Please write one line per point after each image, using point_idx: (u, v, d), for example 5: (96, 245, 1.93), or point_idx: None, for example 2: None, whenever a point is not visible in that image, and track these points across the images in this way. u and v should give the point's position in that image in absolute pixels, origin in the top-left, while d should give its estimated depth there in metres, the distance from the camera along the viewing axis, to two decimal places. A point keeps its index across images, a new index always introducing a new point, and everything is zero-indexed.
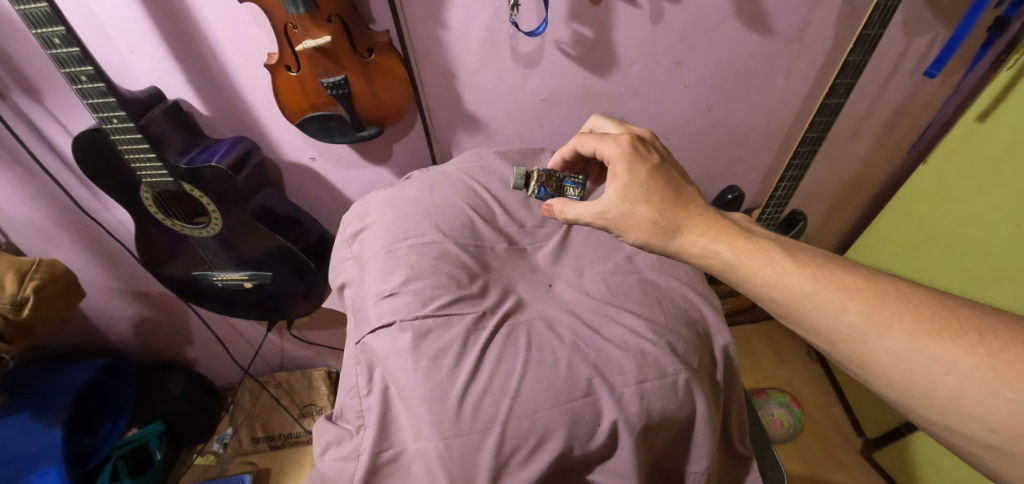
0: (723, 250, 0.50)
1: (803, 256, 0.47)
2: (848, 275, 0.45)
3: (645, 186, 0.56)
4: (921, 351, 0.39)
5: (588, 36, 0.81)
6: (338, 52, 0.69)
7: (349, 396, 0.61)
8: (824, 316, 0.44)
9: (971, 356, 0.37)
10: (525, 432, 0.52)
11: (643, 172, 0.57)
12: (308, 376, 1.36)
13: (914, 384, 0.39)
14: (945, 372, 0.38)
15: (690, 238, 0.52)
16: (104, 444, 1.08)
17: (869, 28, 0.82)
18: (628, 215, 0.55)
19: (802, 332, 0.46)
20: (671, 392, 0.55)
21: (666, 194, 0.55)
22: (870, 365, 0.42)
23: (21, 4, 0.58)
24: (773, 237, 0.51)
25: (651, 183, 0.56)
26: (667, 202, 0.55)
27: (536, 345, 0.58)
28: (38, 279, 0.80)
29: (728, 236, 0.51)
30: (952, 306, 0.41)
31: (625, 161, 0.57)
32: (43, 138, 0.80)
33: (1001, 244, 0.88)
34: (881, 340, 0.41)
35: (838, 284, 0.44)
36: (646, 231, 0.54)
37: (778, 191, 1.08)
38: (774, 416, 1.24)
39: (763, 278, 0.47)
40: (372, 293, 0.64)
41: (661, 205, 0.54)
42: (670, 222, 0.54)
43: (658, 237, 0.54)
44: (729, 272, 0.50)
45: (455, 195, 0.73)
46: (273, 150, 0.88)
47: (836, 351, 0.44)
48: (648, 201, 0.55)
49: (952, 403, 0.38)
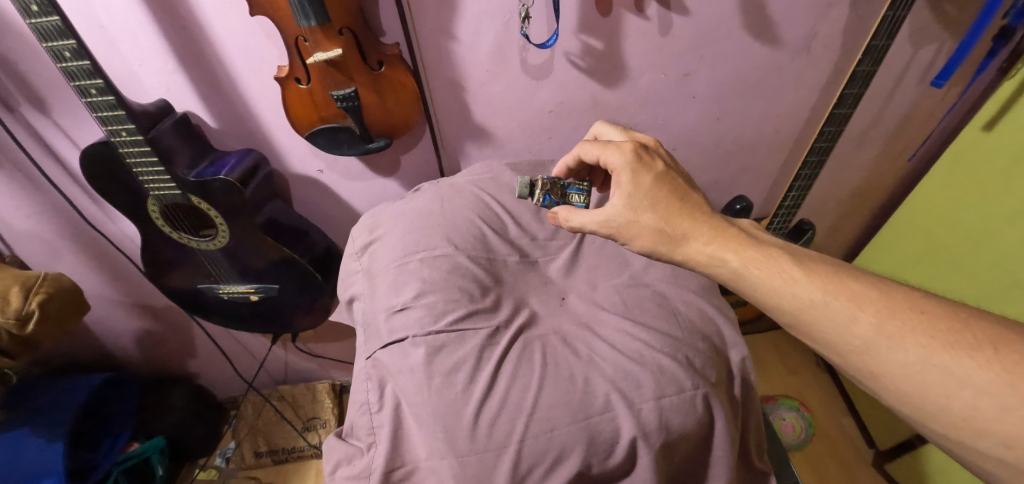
0: (730, 258, 0.49)
1: (812, 265, 0.46)
2: (859, 285, 0.44)
3: (649, 194, 0.55)
4: (934, 363, 0.38)
5: (596, 48, 0.81)
6: (349, 64, 0.69)
7: (360, 413, 0.60)
8: (836, 326, 0.43)
9: (984, 369, 0.36)
10: (542, 450, 0.51)
11: (646, 180, 0.56)
12: (312, 389, 1.36)
13: (928, 398, 0.38)
14: (960, 386, 0.37)
15: (696, 246, 0.52)
16: (104, 460, 1.05)
17: (877, 39, 0.82)
18: (632, 223, 0.55)
19: (812, 343, 0.45)
20: (689, 408, 0.54)
21: (672, 201, 0.55)
22: (881, 378, 0.41)
23: (32, 18, 0.58)
24: (782, 244, 0.50)
25: (656, 191, 0.55)
26: (673, 209, 0.54)
27: (552, 360, 0.57)
28: (42, 293, 0.80)
29: (735, 243, 0.50)
30: (969, 318, 0.40)
31: (628, 170, 0.57)
32: (50, 151, 0.79)
33: (1011, 252, 0.87)
34: (892, 352, 0.40)
35: (850, 293, 0.43)
36: (651, 239, 0.54)
37: (786, 202, 1.07)
38: (785, 421, 1.26)
39: (772, 287, 0.46)
40: (383, 308, 0.63)
41: (666, 213, 0.54)
42: (674, 230, 0.53)
43: (664, 244, 0.53)
44: (737, 280, 0.49)
45: (464, 208, 0.72)
46: (281, 163, 0.88)
47: (846, 363, 0.43)
48: (653, 209, 0.54)
49: (965, 418, 0.37)
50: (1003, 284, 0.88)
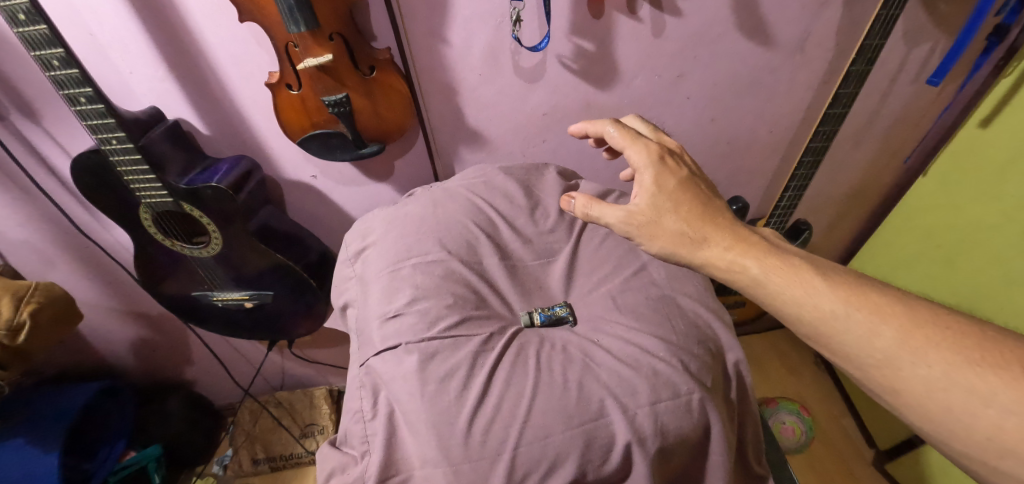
0: (750, 265, 0.48)
1: (834, 275, 0.46)
2: (881, 298, 0.43)
3: (673, 196, 0.54)
4: (958, 380, 0.38)
5: (589, 50, 0.81)
6: (340, 69, 0.68)
7: (354, 421, 0.60)
8: (859, 338, 0.42)
9: (1011, 388, 0.36)
10: (536, 457, 0.50)
11: (671, 182, 0.55)
12: (309, 395, 1.35)
13: (951, 416, 0.38)
14: (983, 404, 0.37)
15: (716, 251, 0.51)
16: (100, 469, 1.04)
17: (870, 38, 0.81)
18: (653, 223, 0.53)
19: (830, 355, 0.45)
20: (685, 412, 0.54)
21: (695, 205, 0.53)
22: (901, 393, 0.40)
23: (20, 27, 0.57)
24: (801, 254, 0.50)
25: (679, 193, 0.54)
26: (695, 213, 0.53)
27: (546, 366, 0.56)
28: (34, 303, 0.79)
29: (756, 251, 0.49)
30: (995, 336, 0.39)
31: (652, 170, 0.55)
32: (41, 159, 0.79)
33: (1008, 251, 0.87)
34: (915, 367, 0.40)
35: (873, 305, 0.43)
36: (672, 241, 0.53)
37: (783, 201, 1.06)
38: (786, 424, 1.25)
39: (792, 296, 0.45)
40: (376, 315, 0.63)
41: (688, 216, 0.53)
42: (695, 233, 0.52)
43: (683, 247, 0.52)
44: (755, 288, 0.48)
45: (458, 212, 0.72)
46: (273, 169, 0.87)
47: (866, 377, 0.43)
48: (675, 211, 0.53)
49: (990, 438, 0.36)
50: (1000, 283, 0.88)
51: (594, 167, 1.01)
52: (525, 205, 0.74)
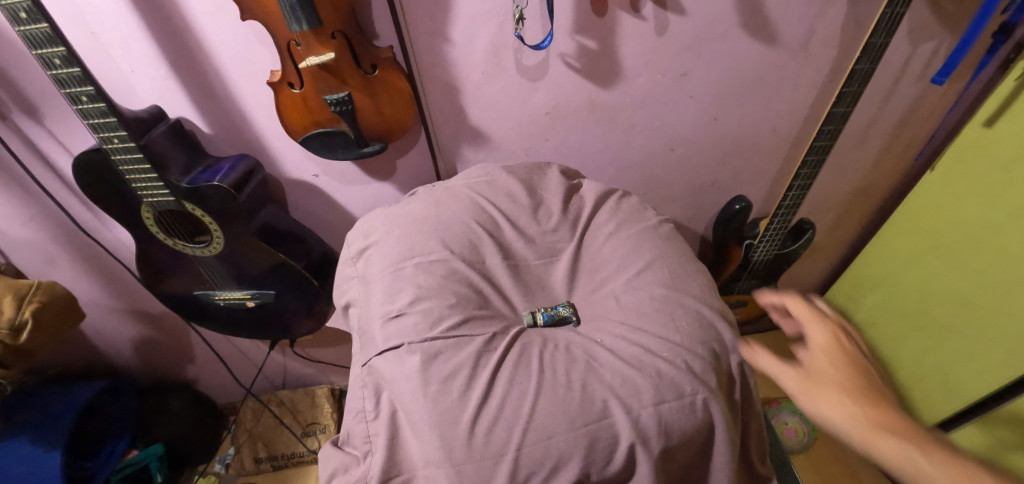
0: (832, 394, 0.47)
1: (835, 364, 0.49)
2: (854, 380, 0.48)
3: (848, 381, 0.48)
4: (897, 455, 0.43)
5: (592, 49, 0.80)
6: (342, 68, 0.68)
7: (357, 421, 0.60)
8: (820, 418, 0.47)
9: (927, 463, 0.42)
10: (539, 458, 0.50)
11: (849, 369, 0.49)
12: (311, 394, 1.34)
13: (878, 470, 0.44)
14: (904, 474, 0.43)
15: (838, 403, 0.46)
16: (104, 467, 1.04)
17: (875, 36, 0.80)
18: (818, 388, 0.48)
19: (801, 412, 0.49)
20: (689, 413, 0.53)
21: (869, 396, 0.47)
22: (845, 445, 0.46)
23: (21, 25, 0.57)
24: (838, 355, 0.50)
25: (853, 380, 0.48)
26: (864, 395, 0.47)
27: (549, 366, 0.56)
28: (36, 302, 0.79)
29: (885, 418, 0.45)
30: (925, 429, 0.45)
31: (833, 362, 0.50)
32: (43, 157, 0.78)
33: (1014, 251, 0.86)
34: (854, 429, 0.45)
35: (823, 388, 0.47)
36: (824, 403, 0.47)
37: (786, 201, 1.05)
38: (788, 425, 1.25)
39: (805, 385, 0.48)
40: (378, 315, 0.63)
41: (856, 397, 0.46)
42: (862, 416, 0.45)
43: (817, 402, 0.47)
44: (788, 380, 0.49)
45: (460, 211, 0.71)
46: (275, 168, 0.87)
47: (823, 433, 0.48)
48: (849, 395, 0.47)
49: None
50: (1007, 284, 0.88)
51: (597, 166, 1.00)
52: (527, 204, 0.74)
